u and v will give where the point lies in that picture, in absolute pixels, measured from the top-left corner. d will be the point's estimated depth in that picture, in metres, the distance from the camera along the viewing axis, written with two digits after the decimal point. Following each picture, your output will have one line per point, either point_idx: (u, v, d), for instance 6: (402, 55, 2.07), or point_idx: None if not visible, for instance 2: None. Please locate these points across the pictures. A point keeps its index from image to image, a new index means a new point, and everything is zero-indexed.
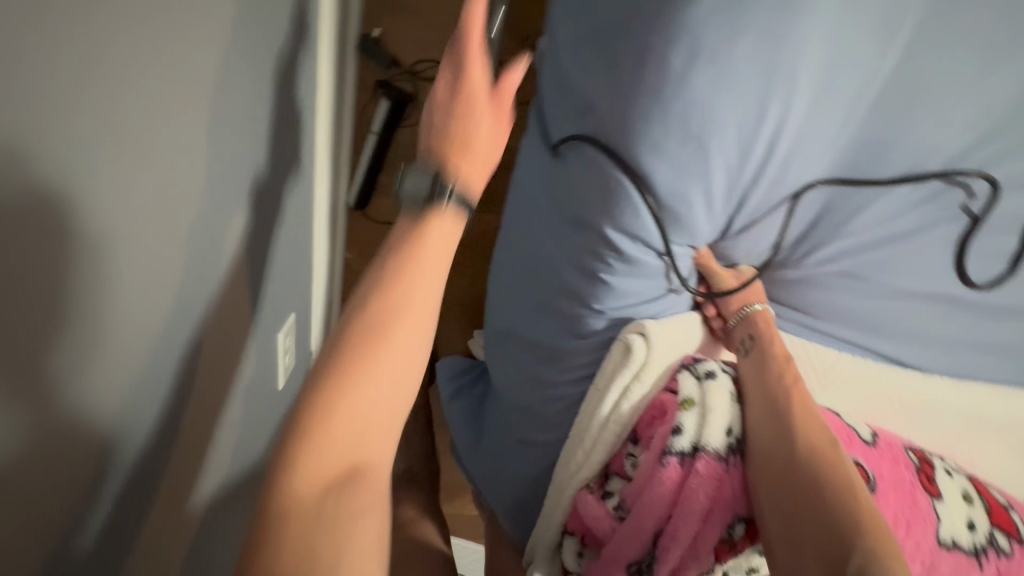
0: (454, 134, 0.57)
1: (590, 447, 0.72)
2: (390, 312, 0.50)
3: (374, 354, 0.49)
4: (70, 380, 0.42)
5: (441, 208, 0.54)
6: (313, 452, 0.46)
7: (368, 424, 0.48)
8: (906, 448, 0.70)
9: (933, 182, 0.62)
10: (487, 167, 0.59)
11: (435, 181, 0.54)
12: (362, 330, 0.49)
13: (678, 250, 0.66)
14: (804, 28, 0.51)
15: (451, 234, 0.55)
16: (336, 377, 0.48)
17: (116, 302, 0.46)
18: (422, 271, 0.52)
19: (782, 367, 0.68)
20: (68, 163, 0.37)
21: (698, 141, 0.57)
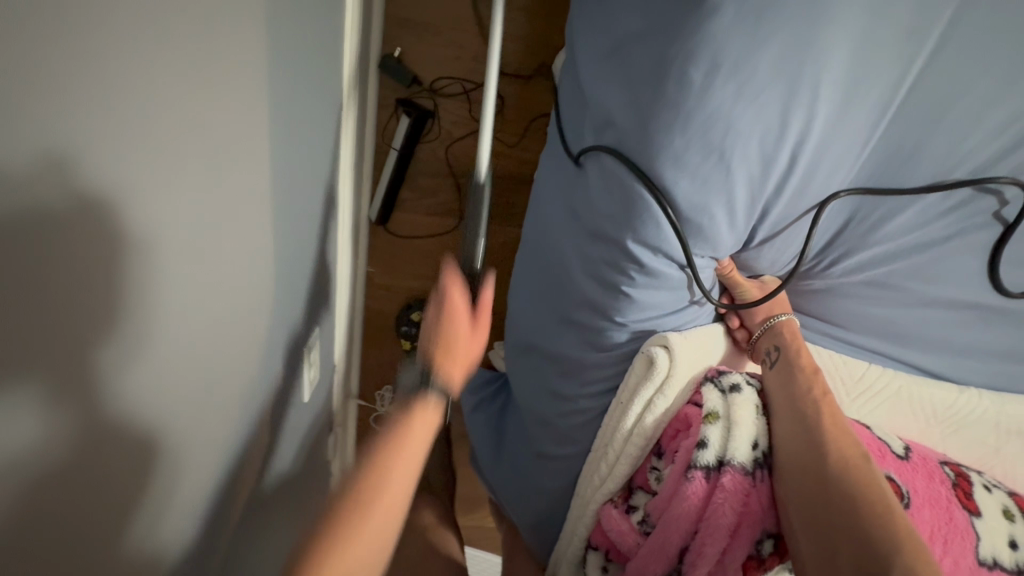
0: (438, 341, 0.62)
1: (614, 460, 0.72)
2: (375, 488, 0.54)
3: (358, 527, 0.52)
4: (109, 384, 0.40)
5: (426, 400, 0.59)
6: None
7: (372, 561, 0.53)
8: (941, 462, 0.68)
9: (963, 190, 0.61)
10: (468, 369, 0.63)
11: (422, 377, 0.61)
12: (348, 505, 0.53)
13: (700, 262, 0.66)
14: (825, 39, 0.52)
15: (433, 423, 0.60)
16: (318, 556, 0.50)
17: (183, 327, 0.49)
18: (399, 460, 0.56)
19: (809, 379, 0.67)
20: (113, 168, 0.36)
21: (719, 153, 0.57)
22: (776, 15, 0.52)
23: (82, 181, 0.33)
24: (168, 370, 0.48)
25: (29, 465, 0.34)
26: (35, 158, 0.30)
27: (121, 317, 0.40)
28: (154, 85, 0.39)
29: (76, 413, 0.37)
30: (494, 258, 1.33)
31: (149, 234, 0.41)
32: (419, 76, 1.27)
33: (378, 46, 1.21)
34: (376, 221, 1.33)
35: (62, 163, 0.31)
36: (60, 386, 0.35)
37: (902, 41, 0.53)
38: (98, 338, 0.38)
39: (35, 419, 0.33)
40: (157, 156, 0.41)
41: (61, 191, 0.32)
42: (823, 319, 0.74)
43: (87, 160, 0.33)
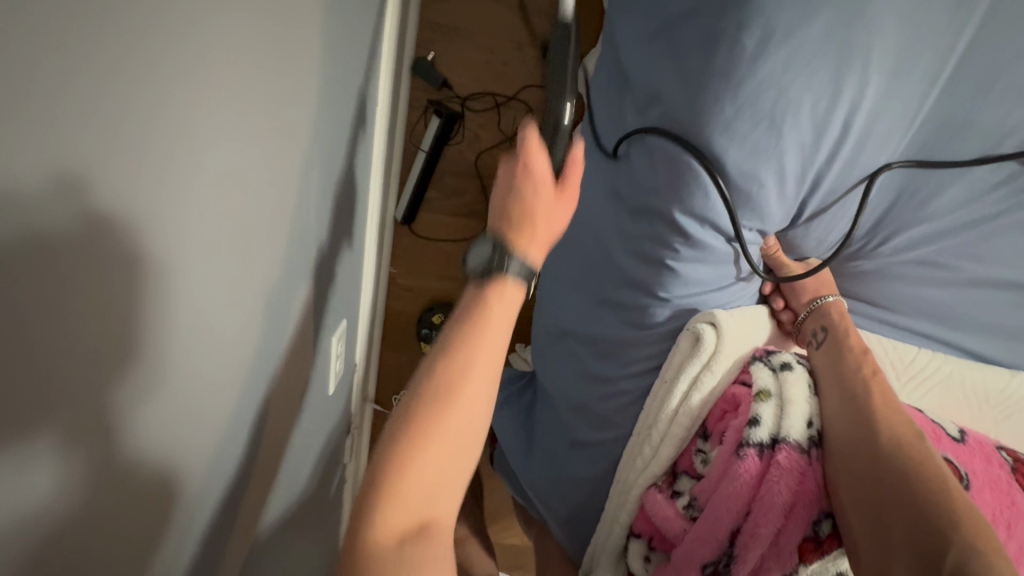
0: (511, 206, 0.49)
1: (658, 442, 0.70)
2: (446, 399, 0.43)
3: (429, 435, 0.42)
4: (138, 411, 0.30)
5: (504, 279, 0.46)
6: (396, 486, 0.41)
7: (444, 480, 0.43)
8: (997, 447, 0.66)
9: (1009, 164, 0.61)
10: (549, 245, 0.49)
11: (496, 249, 0.47)
12: (422, 408, 0.42)
13: (748, 235, 0.65)
14: (877, 8, 0.53)
15: (514, 308, 0.47)
16: (397, 462, 0.41)
17: (223, 359, 0.40)
18: (482, 352, 0.44)
19: (859, 359, 0.66)
20: (145, 151, 0.26)
21: (771, 121, 0.57)
22: None
23: (99, 194, 0.24)
24: (208, 417, 0.39)
25: (37, 526, 0.25)
26: (51, 179, 0.21)
27: (148, 324, 0.30)
28: (209, 63, 0.30)
29: (100, 462, 0.28)
30: None
31: (196, 246, 0.33)
32: (448, 78, 1.29)
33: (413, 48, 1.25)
34: (402, 220, 1.34)
35: (82, 175, 0.23)
36: (79, 431, 0.26)
37: (951, 11, 0.54)
38: (130, 380, 0.29)
39: (42, 477, 0.24)
40: (207, 156, 0.32)
41: (76, 212, 0.23)
42: (869, 302, 0.73)
43: (130, 160, 0.25)
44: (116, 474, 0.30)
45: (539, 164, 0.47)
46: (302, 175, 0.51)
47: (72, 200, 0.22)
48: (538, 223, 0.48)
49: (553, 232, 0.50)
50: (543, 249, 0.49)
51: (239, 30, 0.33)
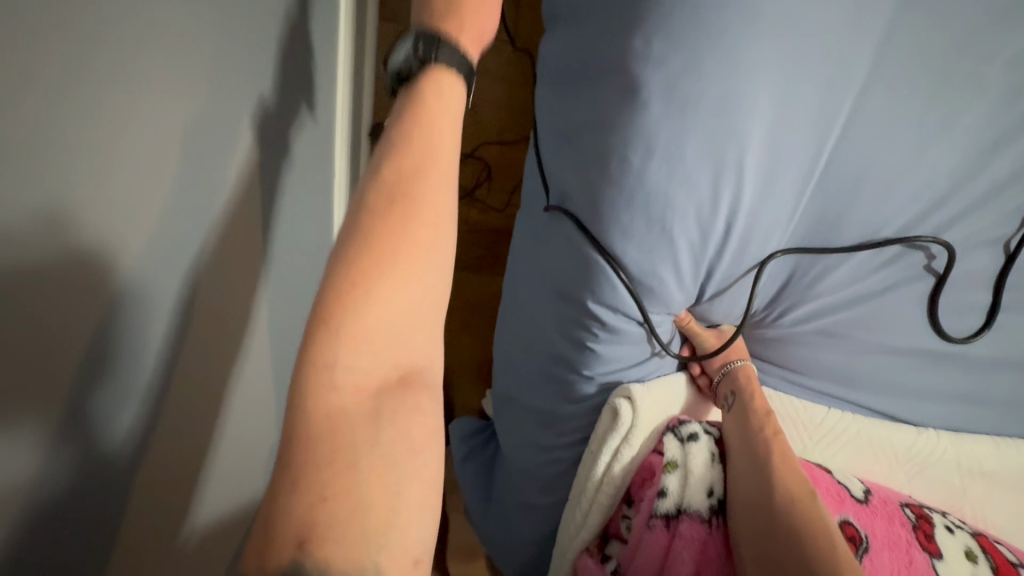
0: (439, 5, 0.53)
1: (587, 509, 0.75)
2: (412, 177, 0.43)
3: (403, 218, 0.42)
4: (121, 417, 0.35)
5: (440, 66, 0.49)
6: (371, 262, 0.40)
7: (407, 302, 0.41)
8: (902, 504, 0.71)
9: (893, 247, 0.67)
10: (482, 37, 0.55)
11: (424, 44, 0.50)
12: (385, 194, 0.42)
13: (656, 318, 0.71)
14: (742, 126, 0.59)
15: (453, 93, 0.50)
16: (362, 248, 0.40)
17: (195, 383, 0.45)
18: (435, 137, 0.46)
19: (761, 421, 0.71)
20: (106, 184, 0.32)
21: (661, 225, 0.63)
22: (697, 107, 0.58)
23: (76, 232, 0.29)
24: (179, 430, 0.43)
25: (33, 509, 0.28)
26: (37, 216, 0.27)
27: (132, 338, 0.35)
28: (142, 109, 0.34)
29: (95, 470, 0.33)
30: (484, 308, 1.40)
31: (167, 277, 0.39)
32: None
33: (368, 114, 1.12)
34: None
35: (62, 218, 0.28)
36: (67, 423, 0.30)
37: (814, 122, 0.60)
38: (114, 398, 0.34)
39: (33, 462, 0.29)
40: (153, 194, 0.36)
41: (60, 254, 0.28)
42: (783, 365, 0.78)
43: (90, 206, 0.30)
44: (119, 475, 0.35)
45: None
46: (252, 264, 0.56)
47: (48, 242, 0.27)
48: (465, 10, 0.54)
49: (482, 28, 0.55)
50: (475, 43, 0.54)
51: (165, 88, 0.37)
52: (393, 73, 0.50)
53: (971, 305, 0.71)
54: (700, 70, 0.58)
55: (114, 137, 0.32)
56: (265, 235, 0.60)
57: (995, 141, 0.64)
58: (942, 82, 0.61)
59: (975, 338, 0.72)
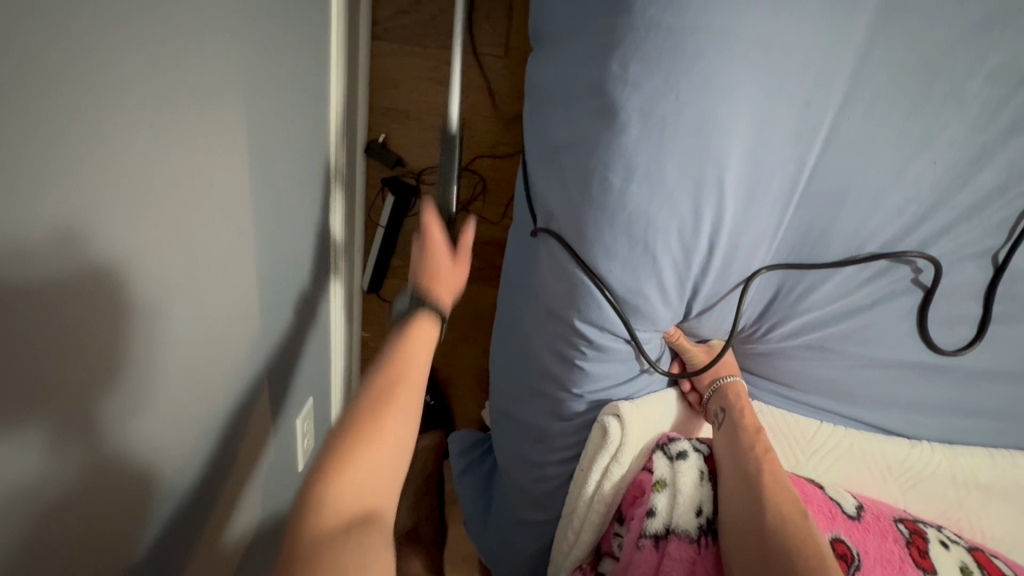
0: (424, 271, 0.65)
1: (579, 527, 0.75)
2: (396, 375, 0.55)
3: (380, 415, 0.52)
4: (125, 420, 0.45)
5: (424, 313, 0.61)
6: (360, 435, 0.50)
7: (383, 480, 0.50)
8: (896, 519, 0.70)
9: (878, 262, 0.67)
10: (456, 297, 0.66)
11: (414, 298, 0.62)
12: (373, 394, 0.53)
13: (644, 336, 0.71)
14: (722, 145, 0.59)
15: (430, 339, 0.60)
16: (351, 439, 0.50)
17: (176, 375, 0.52)
18: (413, 350, 0.58)
19: (752, 438, 0.71)
20: (107, 203, 0.38)
21: (644, 244, 0.63)
22: (675, 128, 0.59)
23: (84, 251, 0.37)
24: (166, 425, 0.51)
25: (34, 497, 0.37)
26: (50, 233, 0.34)
27: (127, 353, 0.44)
28: (134, 147, 0.40)
29: (84, 455, 0.41)
30: (481, 319, 1.41)
31: (158, 287, 0.46)
32: (402, 157, 1.34)
33: (362, 132, 1.27)
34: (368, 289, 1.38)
35: (70, 239, 0.36)
36: (67, 430, 0.39)
37: (793, 140, 0.61)
38: (108, 391, 0.43)
39: (38, 460, 0.37)
40: (136, 214, 0.41)
41: (72, 274, 0.37)
42: (773, 379, 0.78)
43: (81, 231, 0.36)
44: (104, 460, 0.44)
45: (433, 232, 0.66)
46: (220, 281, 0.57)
47: (43, 262, 0.34)
48: (442, 275, 0.65)
49: (455, 287, 0.66)
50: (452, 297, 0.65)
51: (152, 118, 0.42)
52: (397, 314, 0.63)
53: (961, 317, 0.70)
54: (678, 92, 0.58)
55: (76, 168, 0.35)
56: None
57: (979, 153, 0.64)
58: (923, 97, 0.61)
59: (967, 350, 0.71)
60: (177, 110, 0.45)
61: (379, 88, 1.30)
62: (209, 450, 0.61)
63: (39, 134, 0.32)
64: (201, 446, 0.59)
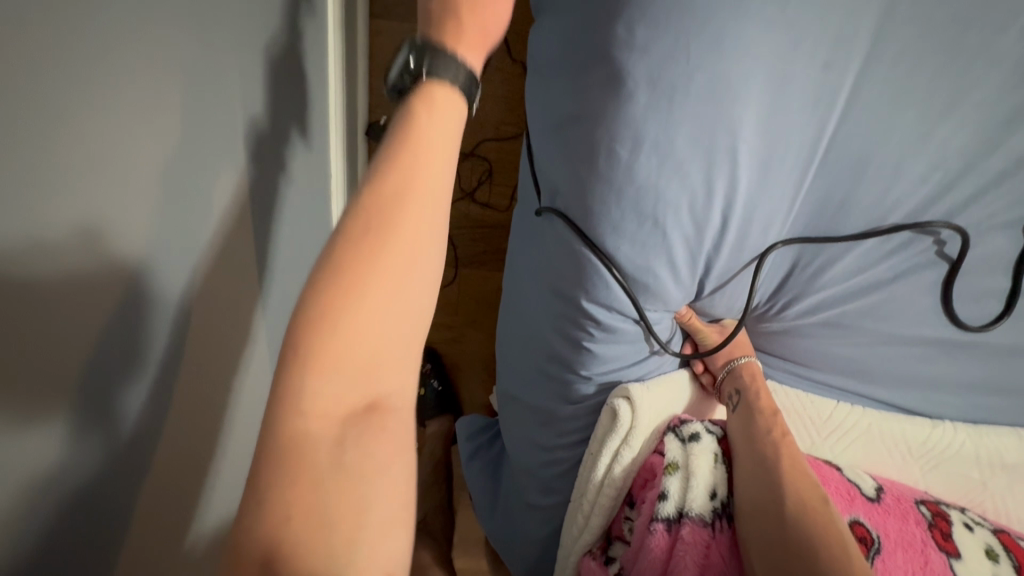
0: (435, 29, 0.46)
1: (589, 511, 0.73)
2: (377, 229, 0.37)
3: (363, 279, 0.36)
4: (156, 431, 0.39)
5: (435, 91, 0.43)
6: (322, 370, 0.35)
7: (385, 327, 0.37)
8: (917, 501, 0.68)
9: (901, 233, 0.64)
10: (480, 57, 0.47)
11: (422, 71, 0.43)
12: (346, 259, 0.37)
13: (654, 315, 0.69)
14: (735, 111, 0.56)
15: (452, 119, 0.43)
16: (339, 282, 0.36)
17: (199, 365, 0.46)
18: (401, 260, 0.37)
19: (769, 422, 0.68)
20: (125, 182, 0.33)
21: (653, 220, 0.60)
22: (684, 95, 0.56)
23: (105, 238, 0.32)
24: (196, 421, 0.46)
25: (54, 488, 0.29)
26: (76, 228, 0.29)
27: (154, 356, 0.38)
28: (134, 110, 0.34)
29: (121, 470, 0.35)
30: (487, 304, 1.39)
31: (175, 282, 0.41)
32: None
33: (363, 114, 1.23)
34: None
35: (90, 227, 0.30)
36: (90, 415, 0.32)
37: (811, 105, 0.57)
38: (135, 387, 0.36)
39: (65, 449, 0.30)
40: (143, 187, 0.35)
41: (94, 256, 0.31)
42: (788, 359, 0.75)
43: (105, 225, 0.32)
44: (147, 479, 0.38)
45: None
46: (241, 272, 0.55)
47: (52, 261, 0.27)
48: (462, 17, 0.47)
49: (481, 34, 0.47)
50: (474, 52, 0.46)
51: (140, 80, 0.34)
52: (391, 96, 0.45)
53: (988, 291, 0.67)
54: (688, 56, 0.55)
55: (102, 161, 0.31)
56: (252, 239, 0.57)
57: (1010, 117, 0.60)
58: (950, 57, 0.57)
59: (994, 324, 0.68)
60: (173, 90, 0.39)
61: (378, 69, 1.26)
62: (235, 444, 0.55)
63: (68, 119, 0.28)
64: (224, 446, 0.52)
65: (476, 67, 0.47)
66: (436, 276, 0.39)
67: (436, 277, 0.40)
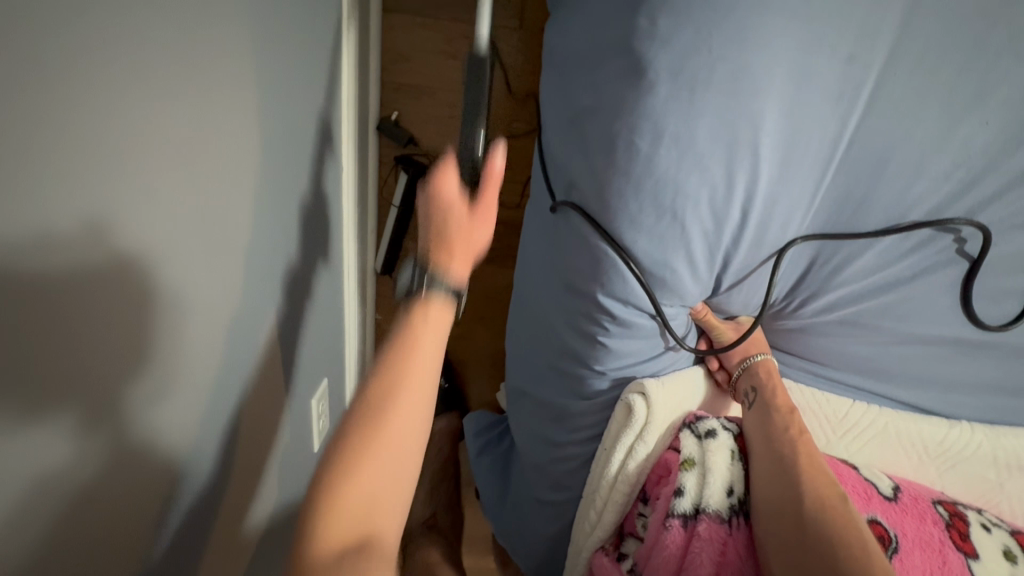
0: (434, 224, 0.55)
1: (602, 506, 0.73)
2: (376, 415, 0.46)
3: (359, 466, 0.45)
4: (153, 413, 0.42)
5: (428, 300, 0.51)
6: (332, 513, 0.43)
7: (389, 480, 0.46)
8: (934, 502, 0.67)
9: (922, 231, 0.63)
10: (469, 259, 0.55)
11: (423, 276, 0.52)
12: (351, 445, 0.46)
13: (670, 310, 0.68)
14: (757, 103, 0.55)
15: (440, 325, 0.51)
16: (347, 458, 0.45)
17: (206, 351, 0.49)
18: (400, 421, 0.47)
19: (786, 419, 0.68)
20: (147, 175, 0.36)
21: (672, 213, 0.60)
22: (706, 87, 0.55)
23: (119, 234, 0.34)
24: (199, 404, 0.49)
25: (51, 480, 0.33)
26: (85, 220, 0.31)
27: (159, 342, 0.41)
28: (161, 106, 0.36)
29: (111, 437, 0.38)
30: (496, 302, 1.38)
31: (182, 278, 0.43)
32: (416, 136, 1.30)
33: (375, 109, 1.23)
34: (381, 271, 1.34)
35: (100, 223, 0.33)
36: (97, 414, 0.36)
37: (834, 99, 0.57)
38: (133, 375, 0.39)
39: (71, 445, 0.34)
40: (162, 182, 0.38)
41: (103, 253, 0.33)
42: (803, 357, 0.75)
43: (116, 226, 0.34)
44: (140, 451, 0.41)
45: (449, 184, 0.55)
46: (250, 270, 0.56)
47: (60, 252, 0.30)
48: (456, 235, 0.55)
49: (471, 247, 0.56)
50: (465, 265, 0.55)
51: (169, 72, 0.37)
52: (400, 293, 0.54)
53: (1009, 290, 0.66)
54: (710, 48, 0.54)
55: (115, 166, 0.33)
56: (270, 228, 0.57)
57: None
58: (976, 52, 0.57)
59: (1014, 325, 0.67)
60: (197, 85, 0.40)
61: (390, 64, 1.26)
62: (231, 434, 0.56)
63: (84, 125, 0.30)
64: (220, 442, 0.54)
65: (466, 279, 0.55)
66: (423, 435, 0.48)
67: (426, 431, 0.49)
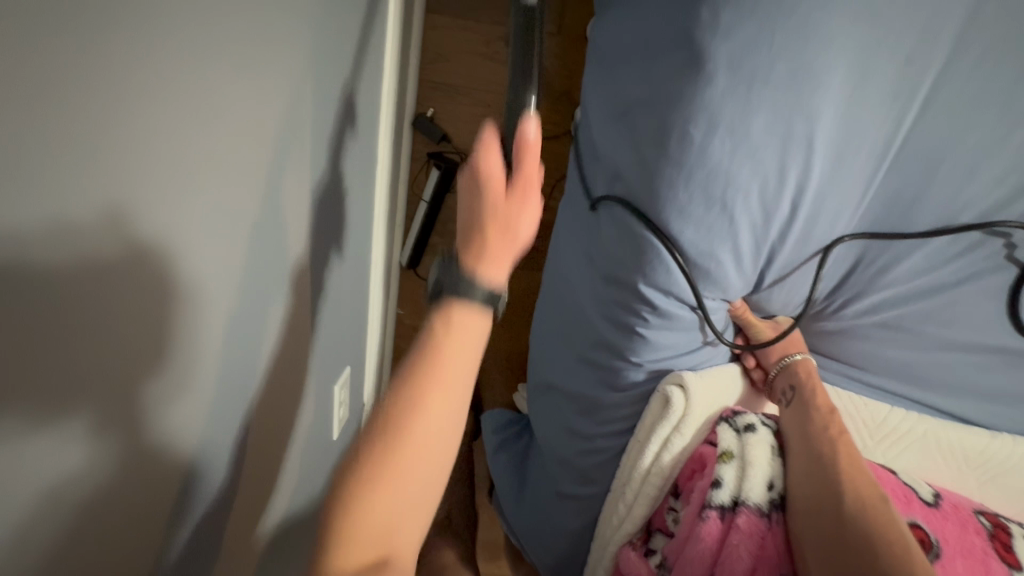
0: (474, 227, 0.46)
1: (632, 500, 0.72)
2: None
3: None
4: (167, 414, 0.36)
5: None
6: None
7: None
8: (976, 512, 0.66)
9: (971, 233, 0.63)
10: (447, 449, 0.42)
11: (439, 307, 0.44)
12: None
13: (711, 304, 0.67)
14: (816, 100, 0.56)
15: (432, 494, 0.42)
16: None
17: (228, 334, 0.43)
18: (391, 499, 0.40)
19: (826, 418, 0.67)
20: (180, 142, 0.32)
21: (722, 205, 0.60)
22: (765, 82, 0.56)
23: (145, 206, 0.29)
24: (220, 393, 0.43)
25: (72, 496, 0.29)
26: (104, 212, 0.27)
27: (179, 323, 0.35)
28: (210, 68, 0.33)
29: (127, 448, 0.32)
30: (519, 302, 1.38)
31: (212, 262, 0.38)
32: (450, 132, 1.31)
33: (412, 104, 1.25)
34: (407, 265, 1.34)
35: (124, 211, 0.28)
36: (111, 419, 0.30)
37: (891, 96, 0.57)
38: (152, 371, 0.33)
39: (84, 457, 0.29)
40: (196, 147, 0.34)
41: (122, 241, 0.28)
42: (842, 361, 0.75)
43: (138, 202, 0.29)
44: (153, 460, 0.35)
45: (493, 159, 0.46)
46: None
47: (71, 247, 0.25)
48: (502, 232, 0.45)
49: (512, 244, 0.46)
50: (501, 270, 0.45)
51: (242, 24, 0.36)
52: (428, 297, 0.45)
53: None
54: (773, 40, 0.55)
55: (144, 133, 0.28)
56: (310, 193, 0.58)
57: None
58: None
59: None
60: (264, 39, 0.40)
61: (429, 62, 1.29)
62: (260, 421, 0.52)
63: (114, 81, 0.26)
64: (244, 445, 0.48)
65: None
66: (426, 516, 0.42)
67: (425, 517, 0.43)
